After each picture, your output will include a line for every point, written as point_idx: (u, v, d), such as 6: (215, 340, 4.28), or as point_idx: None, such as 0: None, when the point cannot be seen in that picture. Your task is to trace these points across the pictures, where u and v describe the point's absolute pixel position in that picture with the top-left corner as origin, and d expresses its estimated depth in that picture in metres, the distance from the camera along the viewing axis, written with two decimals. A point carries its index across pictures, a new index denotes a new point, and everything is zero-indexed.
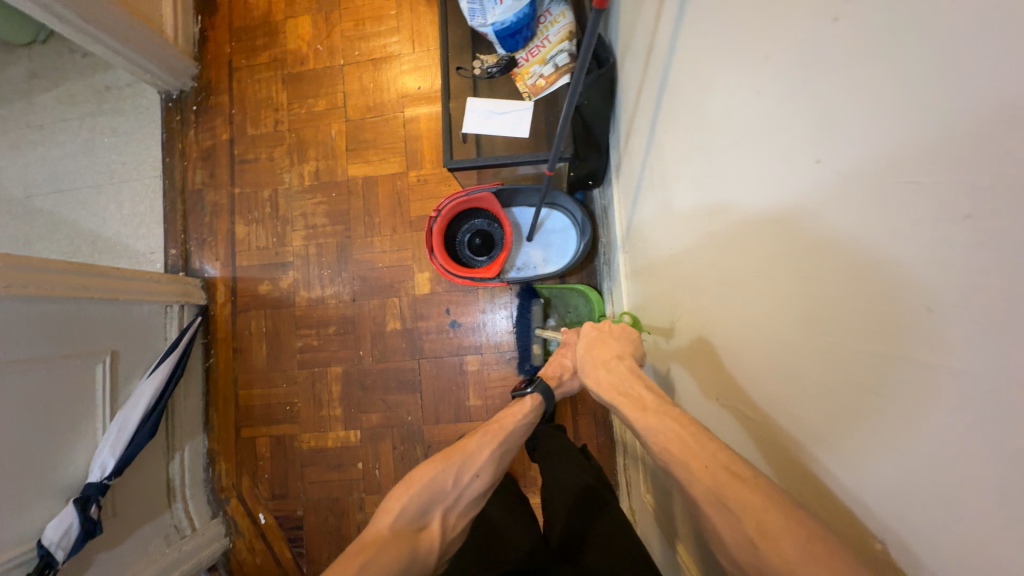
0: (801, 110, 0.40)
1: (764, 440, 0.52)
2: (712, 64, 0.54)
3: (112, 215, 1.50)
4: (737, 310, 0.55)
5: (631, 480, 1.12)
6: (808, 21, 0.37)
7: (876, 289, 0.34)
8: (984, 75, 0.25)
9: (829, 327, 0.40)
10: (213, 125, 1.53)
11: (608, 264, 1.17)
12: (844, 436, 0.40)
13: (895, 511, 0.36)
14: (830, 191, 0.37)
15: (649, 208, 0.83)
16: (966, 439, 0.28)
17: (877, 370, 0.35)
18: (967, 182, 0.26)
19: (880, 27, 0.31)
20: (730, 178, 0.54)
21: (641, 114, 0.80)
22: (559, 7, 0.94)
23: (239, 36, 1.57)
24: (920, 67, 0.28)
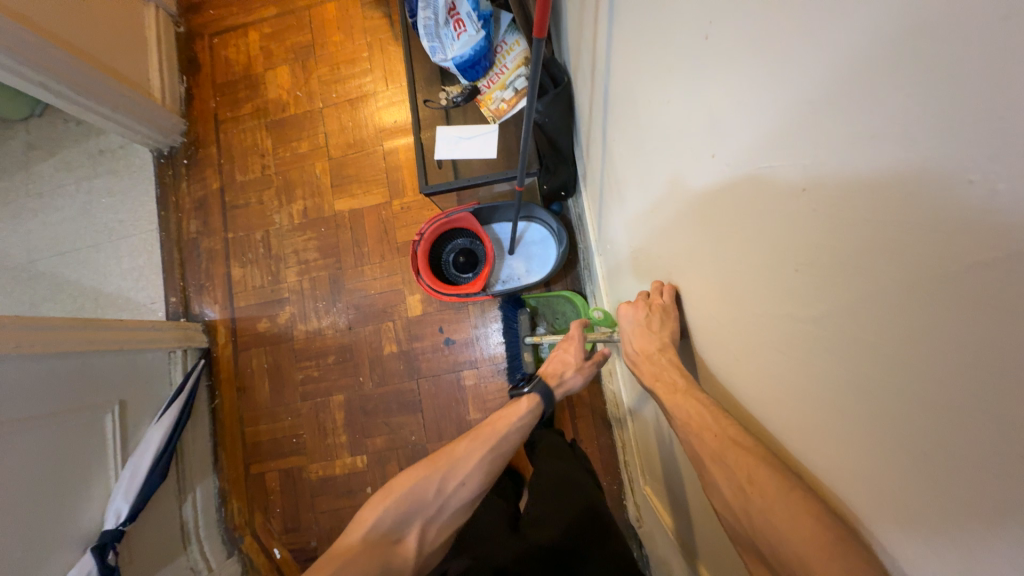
0: (696, 113, 0.47)
1: (730, 409, 0.56)
2: (634, 80, 0.61)
3: (113, 270, 1.56)
4: (692, 289, 0.60)
5: (632, 475, 1.14)
6: (690, 41, 0.45)
7: (774, 250, 0.39)
8: (796, 76, 0.32)
9: (751, 291, 0.45)
10: (203, 176, 1.61)
11: (589, 269, 1.22)
12: (779, 388, 0.44)
13: (817, 447, 0.40)
14: (728, 178, 0.44)
15: (612, 215, 0.89)
16: (848, 362, 0.33)
17: (785, 329, 0.40)
18: (803, 157, 0.33)
19: (735, 43, 0.38)
20: (662, 178, 0.60)
21: (594, 124, 0.87)
22: (513, 37, 1.01)
23: (222, 91, 1.66)
24: (773, 65, 0.34)
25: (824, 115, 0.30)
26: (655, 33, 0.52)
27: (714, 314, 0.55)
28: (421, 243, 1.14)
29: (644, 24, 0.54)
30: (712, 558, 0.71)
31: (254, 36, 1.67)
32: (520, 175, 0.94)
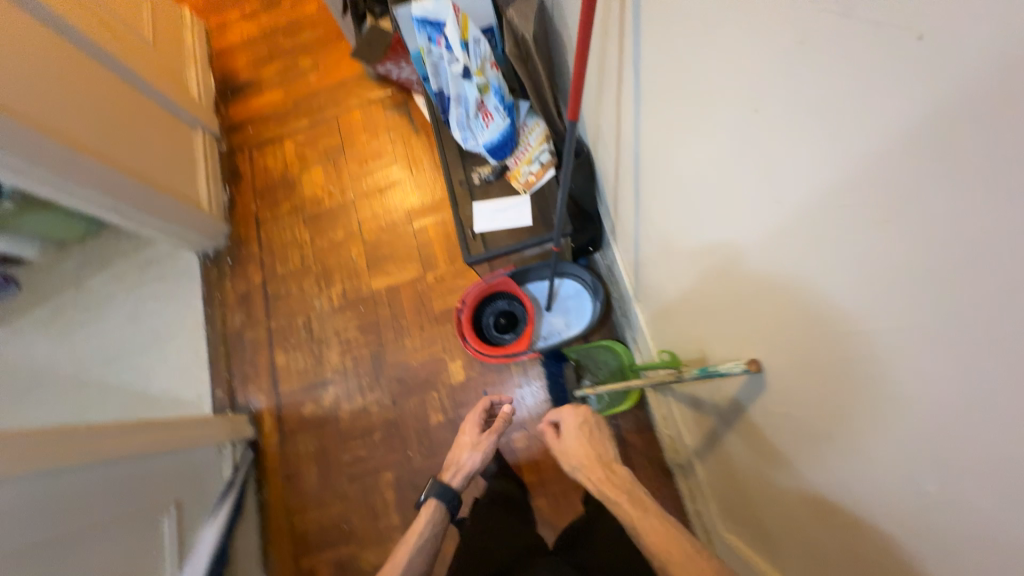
0: (746, 169, 0.53)
1: (814, 437, 0.57)
2: (673, 146, 0.68)
3: (160, 371, 1.61)
4: (753, 325, 0.63)
5: (708, 529, 1.06)
6: (733, 112, 0.52)
7: (847, 280, 0.43)
8: (843, 139, 0.38)
9: (828, 320, 0.48)
10: (246, 272, 1.72)
11: (626, 317, 1.26)
12: (873, 408, 0.46)
13: (929, 461, 0.41)
14: (792, 223, 0.48)
15: (653, 264, 0.94)
16: (945, 374, 0.36)
17: (882, 356, 0.42)
18: (867, 200, 0.38)
19: (779, 115, 0.44)
20: (714, 227, 0.65)
21: (622, 185, 0.96)
22: (533, 119, 1.15)
23: (262, 195, 1.83)
24: (824, 131, 0.39)
25: (881, 168, 0.36)
26: (694, 107, 0.59)
27: (786, 349, 0.57)
28: (465, 309, 1.22)
29: (679, 101, 0.62)
30: None
31: (289, 145, 1.88)
32: (555, 237, 1.04)
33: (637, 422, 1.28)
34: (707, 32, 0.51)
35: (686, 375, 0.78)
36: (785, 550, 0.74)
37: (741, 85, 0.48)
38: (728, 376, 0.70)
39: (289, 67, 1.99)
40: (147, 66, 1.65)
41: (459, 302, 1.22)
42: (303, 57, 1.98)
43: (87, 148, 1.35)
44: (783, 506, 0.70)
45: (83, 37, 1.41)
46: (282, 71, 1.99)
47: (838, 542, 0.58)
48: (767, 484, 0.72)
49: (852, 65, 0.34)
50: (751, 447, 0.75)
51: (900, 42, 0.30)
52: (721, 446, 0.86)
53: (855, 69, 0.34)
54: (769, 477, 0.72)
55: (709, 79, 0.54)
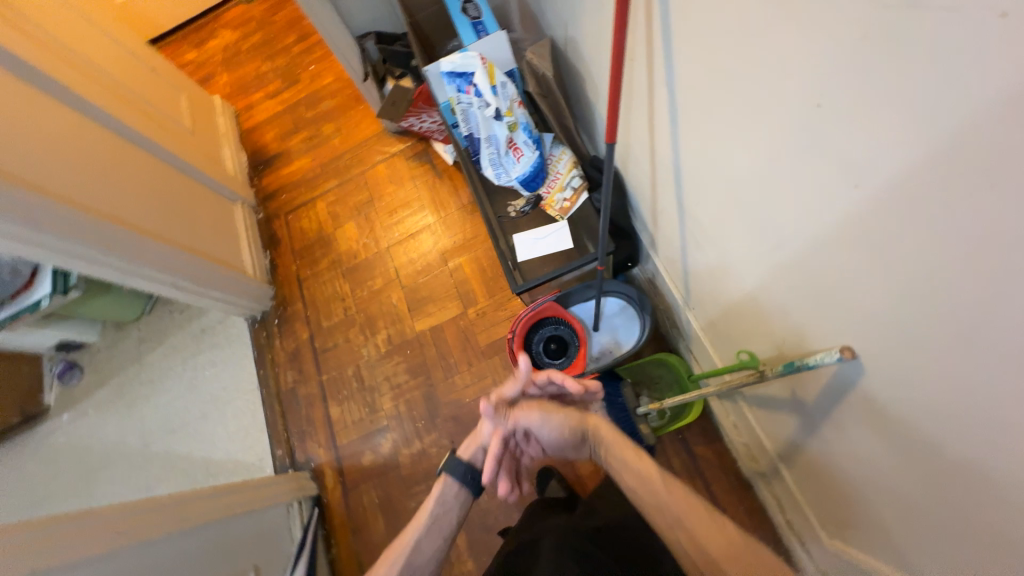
0: (814, 161, 0.54)
1: (925, 423, 0.55)
2: (723, 150, 0.70)
3: (221, 436, 1.65)
4: (837, 315, 0.62)
5: (804, 536, 1.01)
6: (794, 109, 0.53)
7: (949, 256, 0.43)
8: (927, 119, 0.39)
9: (928, 300, 0.47)
10: (294, 330, 1.78)
11: (676, 327, 1.25)
12: (990, 384, 0.45)
13: None
14: (876, 207, 0.49)
15: (708, 265, 0.94)
16: None
17: (996, 326, 0.41)
18: (961, 175, 0.39)
19: (852, 105, 0.46)
20: (780, 221, 0.65)
21: (663, 196, 0.99)
22: (558, 148, 1.20)
23: (301, 255, 1.92)
24: (905, 112, 0.41)
25: (973, 142, 0.37)
26: (747, 108, 0.61)
27: (880, 335, 0.56)
28: (517, 337, 1.22)
29: (729, 106, 0.64)
30: None
31: (322, 205, 1.98)
32: (600, 256, 1.07)
33: (704, 434, 1.24)
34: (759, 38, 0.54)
35: (771, 373, 0.77)
36: (903, 550, 0.70)
37: (804, 80, 0.50)
38: (817, 370, 0.69)
39: (314, 134, 2.12)
40: (190, 152, 1.79)
41: (510, 334, 1.23)
42: (326, 124, 2.12)
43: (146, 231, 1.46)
44: (893, 500, 0.67)
45: (136, 135, 1.55)
46: (309, 139, 2.13)
47: (971, 530, 0.55)
48: (872, 479, 0.69)
49: (934, 47, 0.36)
50: (846, 443, 0.72)
51: (982, 20, 0.32)
52: (805, 445, 0.84)
53: (938, 48, 0.36)
54: (872, 472, 0.69)
55: (765, 80, 0.56)
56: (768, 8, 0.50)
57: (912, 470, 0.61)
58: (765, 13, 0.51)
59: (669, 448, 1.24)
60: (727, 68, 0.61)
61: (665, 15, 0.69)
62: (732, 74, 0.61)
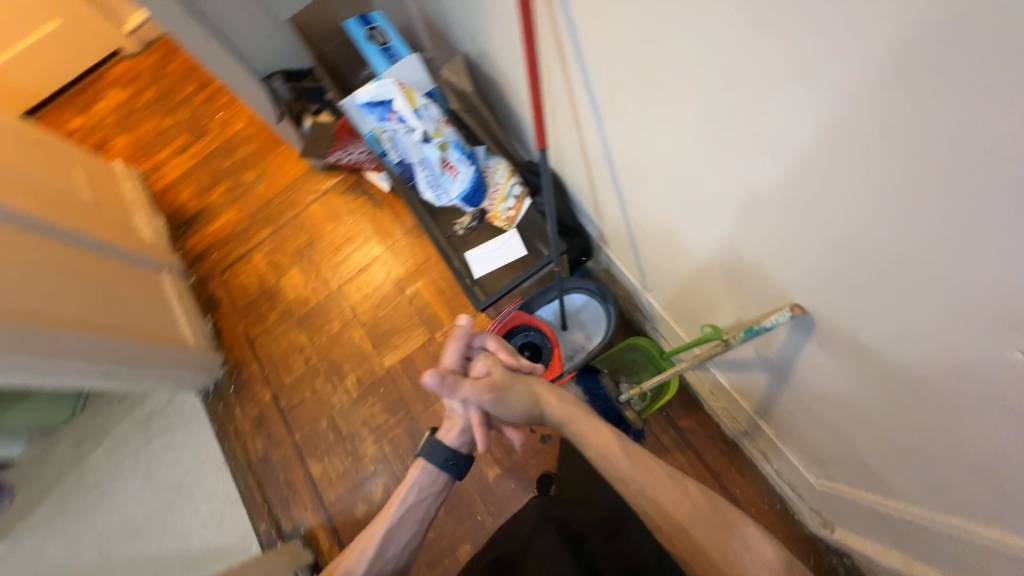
0: (736, 139, 0.59)
1: (876, 356, 0.60)
2: (650, 140, 0.74)
3: (193, 525, 1.51)
4: (783, 274, 0.67)
5: (794, 481, 1.07)
6: (708, 93, 0.58)
7: (867, 203, 0.48)
8: (826, 86, 0.44)
9: (859, 245, 0.52)
10: (254, 394, 1.67)
11: (640, 311, 1.28)
12: (925, 309, 0.50)
13: (997, 338, 0.44)
14: (798, 170, 0.54)
15: (656, 247, 0.98)
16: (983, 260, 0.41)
17: (920, 259, 0.46)
18: (862, 132, 0.44)
19: (760, 83, 0.50)
20: (718, 196, 0.69)
21: (602, 191, 1.03)
22: (493, 159, 1.19)
23: (246, 312, 1.80)
24: (807, 83, 0.46)
25: (868, 100, 0.42)
26: (666, 97, 0.65)
27: (824, 285, 0.61)
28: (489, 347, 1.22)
29: (648, 97, 0.68)
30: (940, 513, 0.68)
31: (259, 257, 1.87)
32: (554, 257, 1.08)
33: (685, 406, 1.29)
34: (665, 31, 0.57)
35: (734, 340, 0.81)
36: (881, 477, 0.75)
37: (716, 63, 0.54)
38: (776, 327, 0.73)
39: (236, 185, 2.00)
40: (99, 225, 1.65)
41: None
42: (246, 172, 2.00)
43: (66, 317, 1.32)
44: (863, 432, 0.73)
45: (36, 217, 1.41)
46: (230, 190, 2.00)
47: (932, 444, 0.61)
48: (842, 417, 0.75)
49: (818, 23, 0.41)
50: (812, 389, 0.78)
51: None
52: (778, 398, 0.89)
53: (828, 20, 0.40)
54: (841, 410, 0.74)
55: (678, 67, 0.59)
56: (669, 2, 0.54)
57: (873, 401, 0.67)
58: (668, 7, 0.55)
59: (656, 427, 1.28)
60: (640, 62, 0.65)
61: (570, 23, 0.72)
62: (647, 67, 0.64)
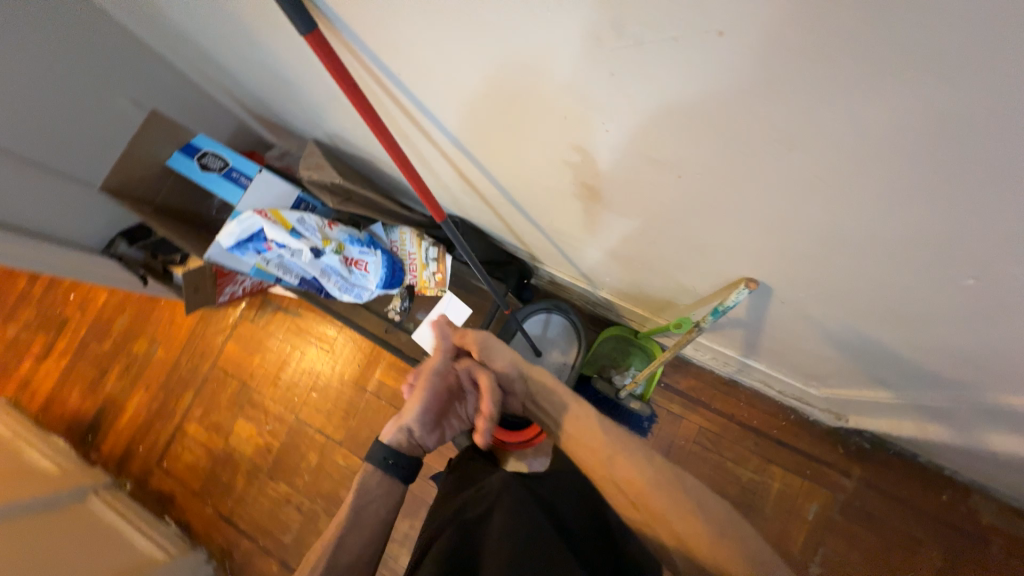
0: (636, 162, 0.58)
1: (838, 292, 0.63)
2: (549, 179, 0.72)
3: None
4: (725, 254, 0.67)
5: (800, 395, 1.12)
6: (593, 135, 0.56)
7: (789, 187, 0.49)
8: (712, 112, 0.44)
9: (792, 219, 0.54)
10: (260, 570, 1.47)
11: (597, 306, 1.27)
12: (877, 248, 0.52)
13: (952, 254, 0.47)
14: (707, 177, 0.54)
15: (591, 259, 0.96)
16: (921, 202, 0.43)
17: (863, 213, 0.48)
18: (762, 140, 0.45)
19: (645, 118, 0.49)
20: (639, 203, 0.66)
21: (518, 227, 0.99)
22: (395, 232, 1.10)
23: (209, 491, 1.58)
24: (691, 111, 0.45)
25: (757, 115, 0.42)
26: (551, 136, 0.61)
27: (772, 253, 0.62)
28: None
29: (534, 137, 0.63)
30: (939, 386, 0.73)
31: (194, 427, 1.63)
32: (501, 301, 1.09)
33: (677, 369, 1.30)
34: (530, 81, 0.52)
35: (706, 323, 0.81)
36: (881, 374, 0.79)
37: (600, 97, 0.49)
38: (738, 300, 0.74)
39: (129, 362, 1.73)
40: (10, 485, 1.35)
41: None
42: (134, 343, 1.73)
43: None
44: (847, 347, 0.76)
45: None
46: (126, 371, 1.73)
47: (914, 341, 0.65)
48: (823, 343, 0.78)
49: (686, 65, 0.41)
50: (786, 328, 0.80)
51: (707, 40, 0.37)
52: (760, 341, 0.91)
53: (721, 43, 0.37)
54: (822, 337, 0.76)
55: (555, 108, 0.55)
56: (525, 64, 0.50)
57: (848, 324, 0.69)
58: (526, 60, 0.49)
59: (663, 401, 1.29)
60: (512, 111, 0.59)
61: (414, 101, 0.65)
62: (522, 114, 0.59)
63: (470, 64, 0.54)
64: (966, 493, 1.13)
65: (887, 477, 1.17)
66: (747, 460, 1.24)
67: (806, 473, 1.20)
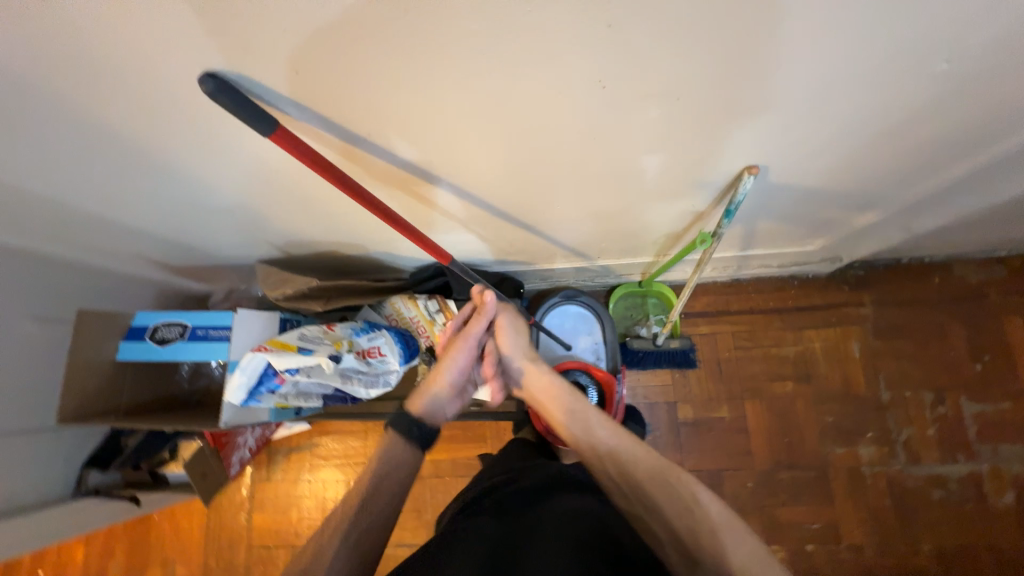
0: (630, 109, 0.57)
1: (831, 146, 0.67)
2: (535, 167, 0.70)
3: None
4: (722, 161, 0.70)
5: (799, 258, 1.21)
6: (581, 101, 0.55)
7: (787, 65, 0.51)
8: (708, 22, 0.44)
9: (789, 96, 0.56)
10: None
11: (595, 278, 1.29)
12: (868, 90, 0.55)
13: (938, 64, 0.51)
14: (703, 92, 0.54)
15: (587, 230, 0.97)
16: (909, 29, 0.46)
17: (856, 62, 0.50)
18: (759, 29, 0.46)
19: (638, 61, 0.49)
20: (631, 154, 0.68)
21: (506, 236, 0.97)
22: (386, 305, 1.05)
23: None
24: (684, 32, 0.46)
25: (752, 6, 0.43)
26: (533, 125, 0.59)
27: (768, 140, 0.65)
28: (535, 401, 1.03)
29: (512, 135, 0.61)
30: (915, 188, 0.82)
31: None
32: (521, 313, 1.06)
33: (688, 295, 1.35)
34: (512, 81, 0.51)
35: (722, 228, 0.83)
36: (867, 202, 0.88)
37: (586, 59, 0.48)
38: (744, 194, 0.77)
39: None
40: None
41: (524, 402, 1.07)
42: None
43: None
44: (834, 193, 0.83)
45: None
46: None
47: (892, 160, 0.72)
48: (813, 200, 0.85)
49: None
50: (779, 203, 0.86)
51: None
52: (756, 226, 0.97)
53: None
54: (812, 195, 0.83)
55: (539, 96, 0.54)
56: (500, 60, 0.48)
57: (835, 172, 0.75)
58: (506, 58, 0.47)
59: (692, 328, 1.33)
60: (491, 121, 0.58)
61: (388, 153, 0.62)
62: (503, 118, 0.58)
63: (442, 89, 0.51)
64: (951, 269, 1.30)
65: (892, 289, 1.30)
66: (784, 338, 1.31)
67: (833, 321, 1.30)
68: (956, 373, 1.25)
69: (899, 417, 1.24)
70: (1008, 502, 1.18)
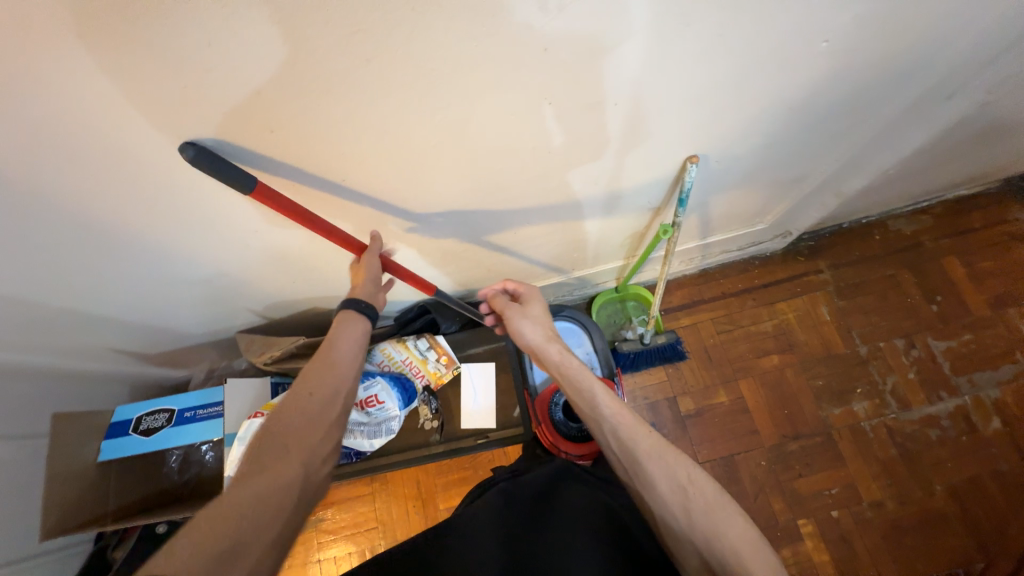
0: (575, 120, 0.63)
1: (754, 128, 0.76)
2: (500, 189, 0.75)
3: None
4: (666, 156, 0.77)
5: (754, 238, 1.30)
6: (530, 119, 0.61)
7: (699, 61, 0.58)
8: (626, 35, 0.51)
9: (708, 87, 0.64)
10: None
11: (574, 291, 1.33)
12: (770, 73, 0.64)
13: (819, 43, 0.60)
14: (634, 95, 0.61)
15: (558, 243, 1.02)
16: (788, 18, 0.55)
17: (754, 50, 0.59)
18: (669, 35, 0.53)
19: (572, 75, 0.55)
20: (583, 163, 0.74)
21: (482, 262, 1.01)
22: (377, 352, 1.04)
23: None
24: (609, 45, 0.52)
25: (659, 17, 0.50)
26: (492, 148, 0.65)
27: (701, 129, 0.72)
28: (542, 421, 1.03)
29: (475, 161, 0.66)
30: (834, 155, 0.93)
31: None
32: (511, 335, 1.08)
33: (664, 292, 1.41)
34: (466, 108, 0.56)
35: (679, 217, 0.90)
36: (799, 174, 0.98)
37: (528, 80, 0.54)
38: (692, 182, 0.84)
39: None
40: None
41: (530, 423, 1.07)
42: None
43: None
44: (768, 171, 0.92)
45: None
46: None
47: (808, 133, 0.82)
48: (752, 180, 0.94)
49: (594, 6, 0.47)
50: (724, 188, 0.94)
51: None
52: (709, 214, 1.06)
53: None
54: (750, 176, 0.92)
55: (492, 120, 0.59)
56: (453, 92, 0.53)
57: (764, 151, 0.84)
58: (456, 88, 0.53)
59: (674, 322, 1.38)
60: (453, 149, 0.63)
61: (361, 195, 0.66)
62: (466, 145, 0.63)
63: (404, 125, 0.56)
64: (886, 225, 1.43)
65: (841, 251, 1.41)
66: (759, 315, 1.38)
67: (799, 291, 1.39)
68: (918, 317, 1.35)
69: (880, 368, 1.31)
70: (997, 427, 1.24)
